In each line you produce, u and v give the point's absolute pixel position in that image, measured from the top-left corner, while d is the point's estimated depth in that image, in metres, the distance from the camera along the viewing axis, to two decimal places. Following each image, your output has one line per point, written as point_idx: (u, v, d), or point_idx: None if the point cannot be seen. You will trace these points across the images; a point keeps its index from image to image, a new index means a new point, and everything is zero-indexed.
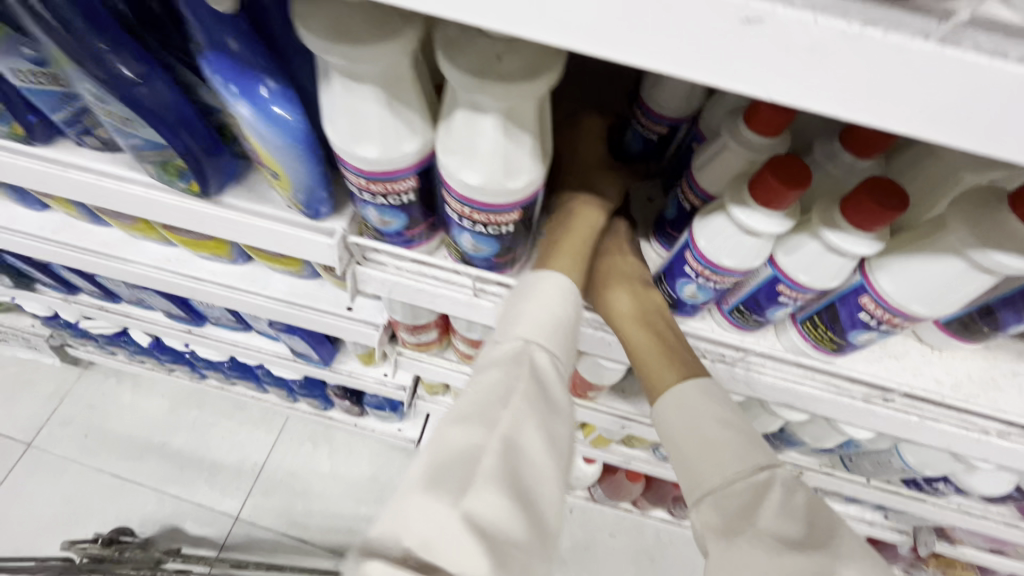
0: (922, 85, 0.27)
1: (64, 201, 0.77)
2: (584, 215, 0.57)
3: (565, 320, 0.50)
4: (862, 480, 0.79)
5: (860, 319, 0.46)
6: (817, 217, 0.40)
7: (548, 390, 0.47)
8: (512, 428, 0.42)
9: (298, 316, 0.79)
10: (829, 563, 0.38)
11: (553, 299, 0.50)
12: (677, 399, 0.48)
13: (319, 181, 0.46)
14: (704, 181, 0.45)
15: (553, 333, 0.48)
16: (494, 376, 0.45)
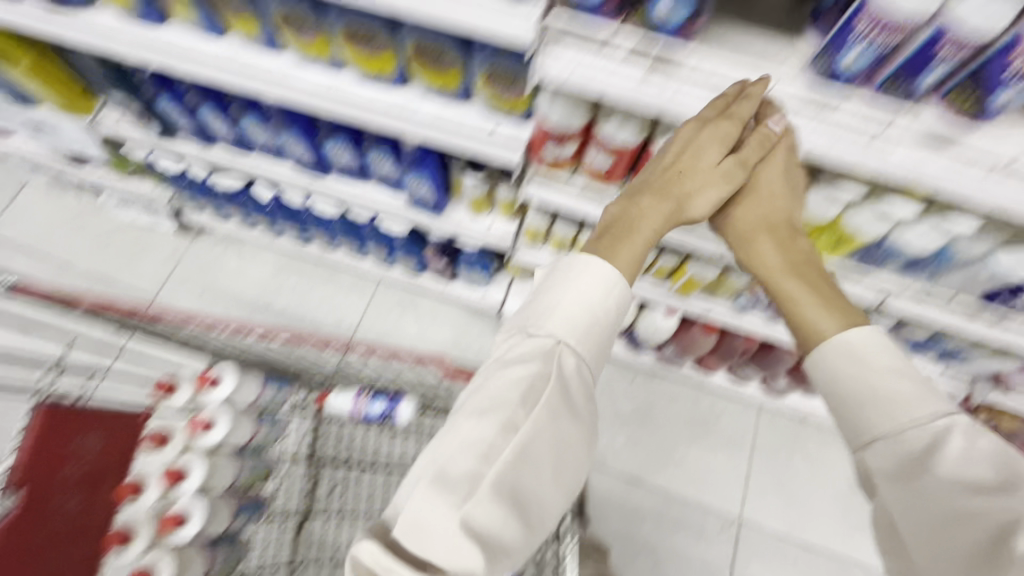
0: None
1: (247, 22, 0.88)
2: (692, 175, 0.66)
3: (603, 319, 0.63)
4: (946, 298, 0.88)
5: (1007, 75, 0.55)
6: None
7: (570, 392, 0.60)
8: (529, 433, 0.57)
9: (448, 136, 0.88)
10: (1015, 498, 0.47)
11: (594, 295, 0.62)
12: (845, 348, 0.58)
13: None
14: None
15: (578, 335, 0.62)
16: (517, 373, 0.60)
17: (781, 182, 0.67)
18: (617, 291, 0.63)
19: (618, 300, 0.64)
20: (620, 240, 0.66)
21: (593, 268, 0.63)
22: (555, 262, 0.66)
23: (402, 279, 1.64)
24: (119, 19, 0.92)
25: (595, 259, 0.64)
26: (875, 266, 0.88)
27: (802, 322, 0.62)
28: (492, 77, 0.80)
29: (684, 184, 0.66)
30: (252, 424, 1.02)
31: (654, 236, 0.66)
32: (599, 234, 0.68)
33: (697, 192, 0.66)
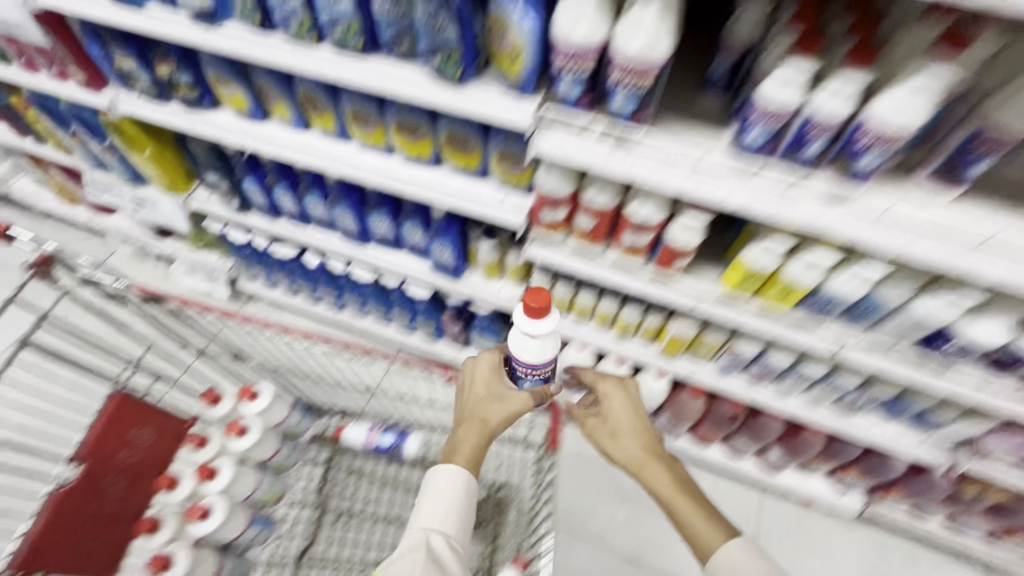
0: None
1: (327, 120, 1.17)
2: (485, 403, 0.96)
3: (455, 504, 0.84)
4: (887, 348, 1.02)
5: (863, 146, 0.73)
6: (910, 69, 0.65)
7: (441, 563, 0.78)
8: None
9: (468, 203, 1.12)
10: None
11: (449, 491, 0.85)
12: (727, 556, 0.75)
13: (538, 62, 0.80)
14: (765, 64, 0.76)
15: (444, 521, 0.82)
16: (404, 566, 0.76)
17: (630, 413, 0.98)
18: (460, 480, 0.86)
19: (465, 489, 0.86)
20: (457, 447, 0.91)
21: (448, 474, 0.86)
22: (421, 484, 0.88)
23: (419, 345, 1.81)
24: (236, 116, 1.25)
25: (452, 466, 0.87)
26: (823, 323, 1.04)
27: (696, 537, 0.80)
28: (503, 159, 1.03)
29: (484, 409, 0.95)
30: (275, 442, 1.13)
31: (476, 454, 0.90)
32: (455, 436, 0.93)
33: (501, 398, 0.97)
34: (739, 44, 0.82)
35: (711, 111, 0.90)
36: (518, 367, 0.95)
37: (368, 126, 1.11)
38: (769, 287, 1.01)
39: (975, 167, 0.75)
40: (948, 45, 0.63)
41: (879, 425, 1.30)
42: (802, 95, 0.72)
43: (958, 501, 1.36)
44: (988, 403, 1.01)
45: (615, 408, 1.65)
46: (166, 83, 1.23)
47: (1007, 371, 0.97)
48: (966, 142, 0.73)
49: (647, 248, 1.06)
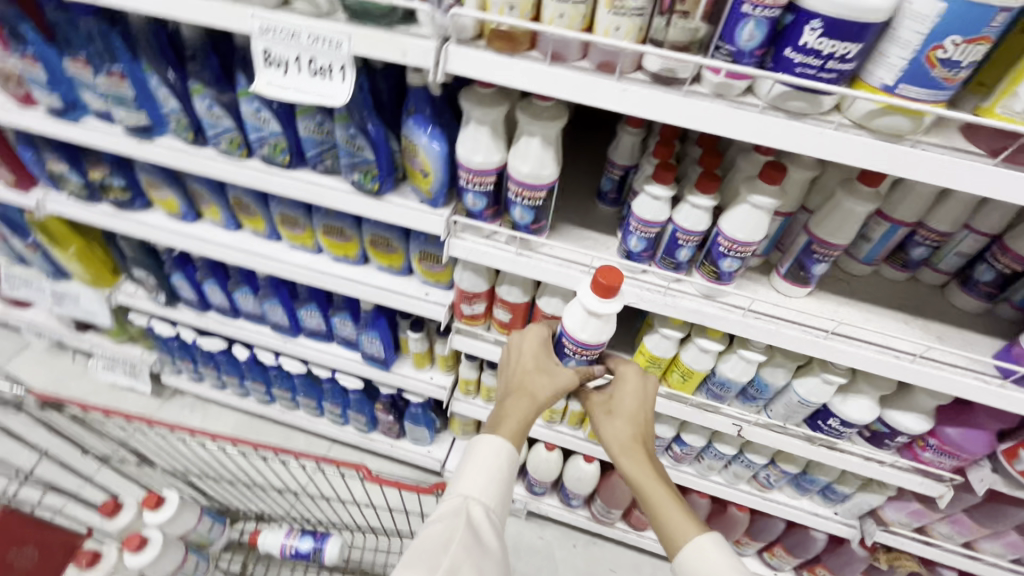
0: (696, 114, 0.66)
1: (257, 222, 1.23)
2: (531, 376, 0.93)
3: (496, 477, 0.87)
4: (781, 426, 1.10)
5: (722, 252, 0.85)
6: (745, 191, 0.79)
7: (479, 532, 0.83)
8: (450, 565, 0.79)
9: (392, 298, 1.18)
10: None
11: (490, 467, 0.87)
12: (700, 549, 0.81)
13: (445, 179, 0.91)
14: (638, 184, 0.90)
15: (482, 490, 0.86)
16: (442, 531, 0.82)
17: (636, 403, 0.94)
18: (506, 450, 0.88)
19: (507, 462, 0.88)
20: (502, 419, 0.91)
21: (491, 448, 0.88)
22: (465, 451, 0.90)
23: (352, 437, 1.78)
24: (167, 217, 1.29)
25: (495, 440, 0.88)
26: (722, 404, 1.12)
27: (670, 526, 0.84)
28: (423, 258, 1.12)
29: (530, 382, 0.92)
30: (179, 554, 1.06)
31: (514, 427, 0.90)
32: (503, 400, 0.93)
33: (544, 372, 0.93)
34: (621, 165, 0.96)
35: (604, 219, 1.03)
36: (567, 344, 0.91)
37: (297, 228, 1.18)
38: (671, 372, 1.10)
39: (816, 267, 0.89)
40: (765, 180, 0.76)
41: (794, 499, 1.36)
42: (668, 209, 0.84)
43: (876, 573, 1.41)
44: (875, 475, 1.10)
45: (550, 495, 1.64)
46: (98, 186, 1.26)
47: (883, 444, 1.07)
48: (805, 248, 0.88)
49: None
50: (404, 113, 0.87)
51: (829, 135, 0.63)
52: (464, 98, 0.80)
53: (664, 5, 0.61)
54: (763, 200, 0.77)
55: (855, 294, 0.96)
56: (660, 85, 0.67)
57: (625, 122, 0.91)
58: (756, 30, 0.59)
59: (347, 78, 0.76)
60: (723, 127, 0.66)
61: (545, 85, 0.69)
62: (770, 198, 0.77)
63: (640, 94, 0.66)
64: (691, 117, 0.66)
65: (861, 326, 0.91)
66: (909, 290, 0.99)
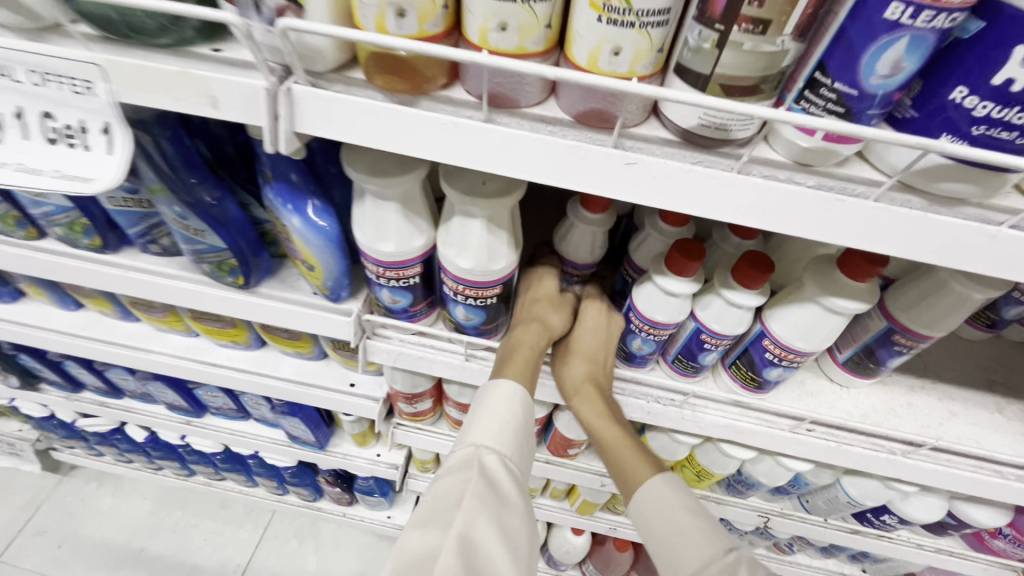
0: (761, 206, 0.36)
1: (102, 300, 0.87)
2: (547, 299, 0.64)
3: (516, 420, 0.57)
4: (820, 519, 0.87)
5: (768, 358, 0.57)
6: (813, 287, 0.50)
7: (501, 483, 0.53)
8: (463, 529, 0.49)
9: (307, 394, 0.87)
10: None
11: (504, 405, 0.57)
12: (656, 500, 0.55)
13: (343, 271, 0.59)
14: (638, 259, 0.60)
15: (502, 435, 0.55)
16: (451, 481, 0.52)
17: (596, 339, 0.62)
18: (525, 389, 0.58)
19: (526, 402, 0.58)
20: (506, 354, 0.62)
21: (496, 388, 0.58)
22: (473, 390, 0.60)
23: (297, 507, 1.50)
24: None
25: (503, 381, 0.58)
26: (745, 495, 0.88)
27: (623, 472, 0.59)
28: (337, 346, 0.80)
29: (542, 309, 0.64)
30: None
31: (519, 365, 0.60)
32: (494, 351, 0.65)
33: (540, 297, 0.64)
34: (576, 264, 0.65)
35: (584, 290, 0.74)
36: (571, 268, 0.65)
37: (157, 310, 0.83)
38: (682, 466, 0.85)
39: (892, 359, 0.61)
40: (847, 273, 0.48)
41: (818, 560, 1.17)
42: (689, 304, 0.56)
43: None
44: (931, 563, 0.89)
45: None
46: None
47: (945, 532, 0.86)
48: (877, 338, 0.60)
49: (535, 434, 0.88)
50: (260, 176, 0.53)
51: (1003, 239, 0.35)
52: (348, 161, 0.47)
53: (713, 7, 0.29)
54: (844, 303, 0.49)
55: (930, 373, 0.71)
56: (694, 153, 0.36)
57: (581, 209, 0.58)
58: (906, 56, 0.29)
59: (118, 146, 0.42)
60: (808, 225, 0.37)
61: (485, 156, 0.37)
62: (855, 302, 0.48)
63: (660, 173, 0.36)
64: (754, 210, 0.37)
65: (947, 428, 0.66)
66: (993, 355, 0.74)
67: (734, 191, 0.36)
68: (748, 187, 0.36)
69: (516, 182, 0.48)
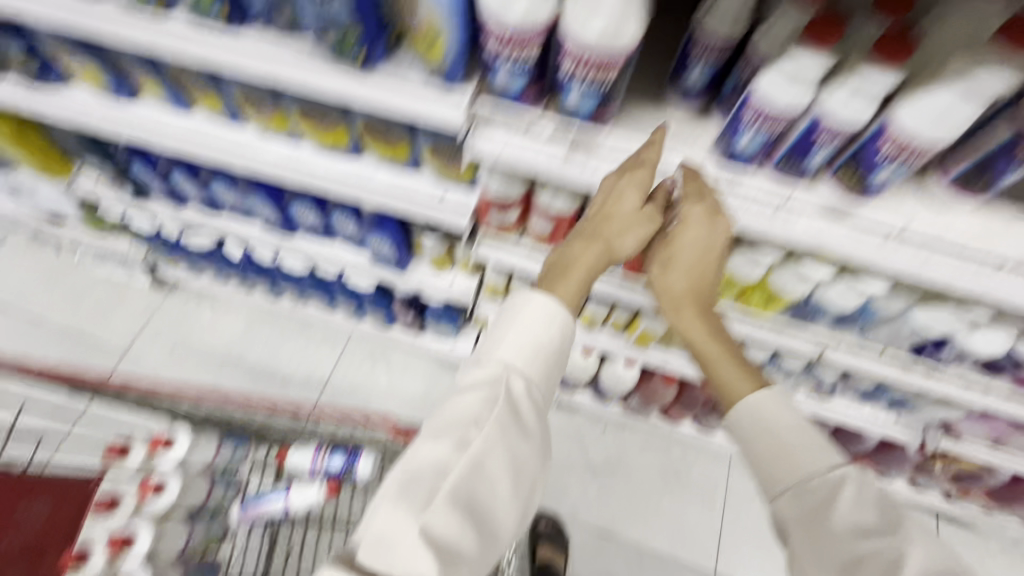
0: None
1: (214, 100, 0.95)
2: (618, 220, 0.68)
3: (543, 345, 0.67)
4: (876, 352, 0.92)
5: (882, 157, 0.57)
6: (955, 65, 0.50)
7: (521, 411, 0.65)
8: (478, 451, 0.61)
9: (401, 203, 0.93)
10: (896, 538, 0.55)
11: (537, 321, 0.67)
12: (755, 409, 0.64)
13: (463, 47, 0.61)
14: (764, 46, 0.57)
15: (527, 362, 0.66)
16: (472, 402, 0.64)
17: (696, 248, 0.69)
18: (560, 318, 0.68)
19: (561, 332, 0.68)
20: (567, 270, 0.71)
21: (533, 304, 0.68)
22: (503, 302, 0.71)
23: (371, 332, 1.67)
24: (97, 97, 0.99)
25: (546, 299, 0.68)
26: (807, 325, 0.93)
27: (719, 381, 0.69)
28: (435, 148, 0.86)
29: (608, 229, 0.69)
30: (207, 484, 1.03)
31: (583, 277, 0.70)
32: (543, 271, 0.73)
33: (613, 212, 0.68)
34: (713, 43, 0.61)
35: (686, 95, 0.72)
36: (696, 47, 0.62)
37: (267, 108, 0.91)
38: (754, 292, 0.88)
39: (1010, 173, 0.61)
40: (1008, 43, 0.47)
41: (855, 406, 1.25)
42: (812, 91, 0.55)
43: (925, 470, 1.35)
44: (975, 402, 0.95)
45: (582, 392, 1.56)
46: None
47: (999, 371, 0.90)
48: (1003, 146, 0.59)
49: None
50: None
51: None
52: None
53: None
54: (985, 79, 0.49)
55: None
56: None
57: None
58: None
59: None
60: None
61: None
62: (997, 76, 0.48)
63: None
64: None
65: None
66: None
67: None
68: None
69: None
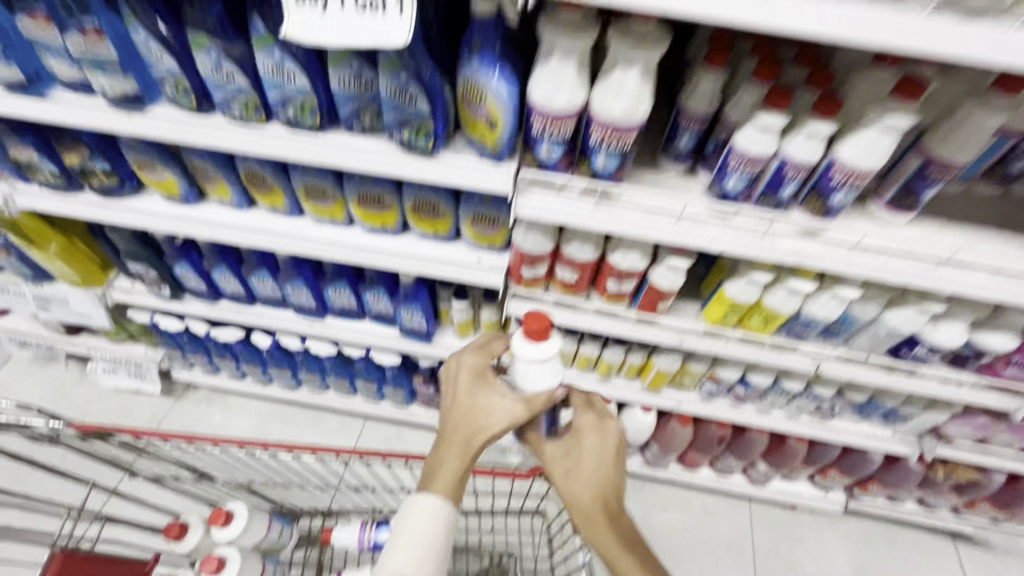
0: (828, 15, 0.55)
1: (275, 198, 1.07)
2: (477, 412, 0.80)
3: (433, 543, 0.72)
4: (863, 359, 1.07)
5: (834, 184, 0.77)
6: (804, 118, 0.73)
7: None
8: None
9: (442, 268, 1.07)
10: None
11: (427, 528, 0.73)
12: None
13: (513, 131, 0.79)
14: (696, 107, 0.81)
15: (416, 568, 0.70)
16: None
17: (598, 454, 0.82)
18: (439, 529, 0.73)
19: (445, 528, 0.74)
20: (435, 472, 0.77)
21: (430, 505, 0.74)
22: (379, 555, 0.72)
23: (390, 412, 1.71)
24: (165, 201, 1.12)
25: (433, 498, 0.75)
26: (799, 343, 1.08)
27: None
28: (475, 220, 1.00)
29: (471, 430, 0.79)
30: (260, 563, 1.00)
31: (466, 450, 0.79)
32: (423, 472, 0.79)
33: (489, 411, 0.80)
34: (693, 115, 0.82)
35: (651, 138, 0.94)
36: (681, 119, 0.83)
37: (325, 201, 1.04)
38: (752, 316, 1.04)
39: (928, 190, 0.81)
40: (902, 95, 0.67)
41: (853, 424, 1.36)
42: (777, 141, 0.75)
43: (930, 484, 1.44)
44: (945, 396, 1.10)
45: None
46: (77, 173, 1.09)
47: (965, 364, 1.06)
48: (919, 171, 0.80)
49: (630, 295, 1.06)
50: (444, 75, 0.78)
51: (1013, 36, 0.54)
52: (546, 23, 0.66)
53: None
54: (821, 127, 0.72)
55: (951, 214, 0.90)
56: None
57: (703, 63, 0.77)
58: None
59: (406, 12, 0.61)
60: (882, 35, 0.55)
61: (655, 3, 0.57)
62: (857, 133, 0.71)
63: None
64: (822, 32, 0.56)
65: (971, 250, 0.86)
66: (1007, 204, 0.94)
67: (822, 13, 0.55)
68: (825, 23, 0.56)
69: (657, 42, 0.66)
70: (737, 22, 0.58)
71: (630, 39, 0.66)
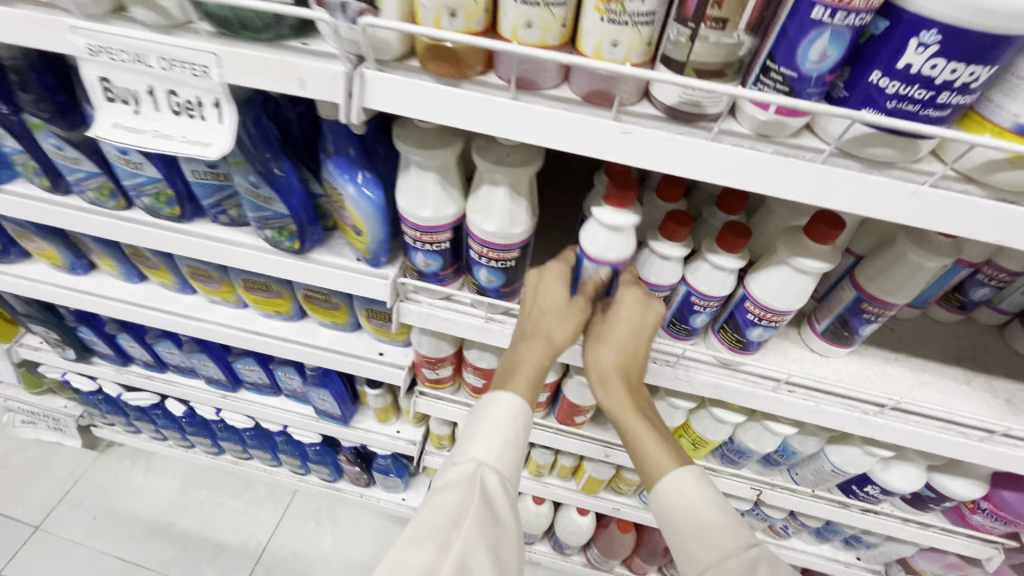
0: (700, 156, 0.46)
1: (164, 273, 0.98)
2: (551, 313, 0.66)
3: (514, 439, 0.64)
4: (808, 490, 0.94)
5: (750, 320, 0.65)
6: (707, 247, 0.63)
7: (496, 506, 0.61)
8: (461, 546, 0.57)
9: (339, 360, 0.96)
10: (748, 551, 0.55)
11: (504, 422, 0.64)
12: (676, 489, 0.59)
13: (386, 237, 0.69)
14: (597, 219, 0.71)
15: (500, 456, 0.63)
16: (452, 503, 0.60)
17: (629, 326, 0.64)
18: (524, 413, 0.65)
19: (525, 421, 0.65)
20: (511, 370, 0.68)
21: (502, 401, 0.66)
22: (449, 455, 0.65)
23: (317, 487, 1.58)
24: (52, 269, 1.04)
25: (505, 396, 0.66)
26: (736, 467, 0.95)
27: (643, 459, 0.62)
28: (371, 315, 0.90)
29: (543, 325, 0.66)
30: None
31: (532, 330, 0.67)
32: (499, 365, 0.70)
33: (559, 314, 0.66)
34: None
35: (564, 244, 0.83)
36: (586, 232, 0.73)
37: (213, 281, 0.95)
38: (680, 437, 0.92)
39: (864, 327, 0.70)
40: (812, 238, 0.57)
41: (811, 545, 1.21)
42: (680, 269, 0.64)
43: None
44: (904, 537, 0.95)
45: (540, 543, 1.46)
46: None
47: (925, 505, 0.92)
48: (851, 307, 0.69)
49: (546, 403, 0.96)
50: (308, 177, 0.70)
51: (923, 195, 0.44)
52: (398, 135, 0.58)
53: (687, 10, 0.41)
54: (726, 261, 0.61)
55: (897, 346, 0.78)
56: (660, 124, 0.47)
57: (603, 174, 0.68)
58: (831, 47, 0.39)
59: (227, 118, 0.53)
60: (769, 182, 0.46)
61: (500, 128, 0.48)
62: (768, 270, 0.61)
63: (619, 131, 0.46)
64: (700, 172, 0.47)
65: (917, 394, 0.73)
66: (965, 335, 0.82)
67: (694, 152, 0.46)
68: (700, 161, 0.46)
69: (523, 161, 0.57)
70: (595, 157, 0.48)
71: (491, 158, 0.57)
